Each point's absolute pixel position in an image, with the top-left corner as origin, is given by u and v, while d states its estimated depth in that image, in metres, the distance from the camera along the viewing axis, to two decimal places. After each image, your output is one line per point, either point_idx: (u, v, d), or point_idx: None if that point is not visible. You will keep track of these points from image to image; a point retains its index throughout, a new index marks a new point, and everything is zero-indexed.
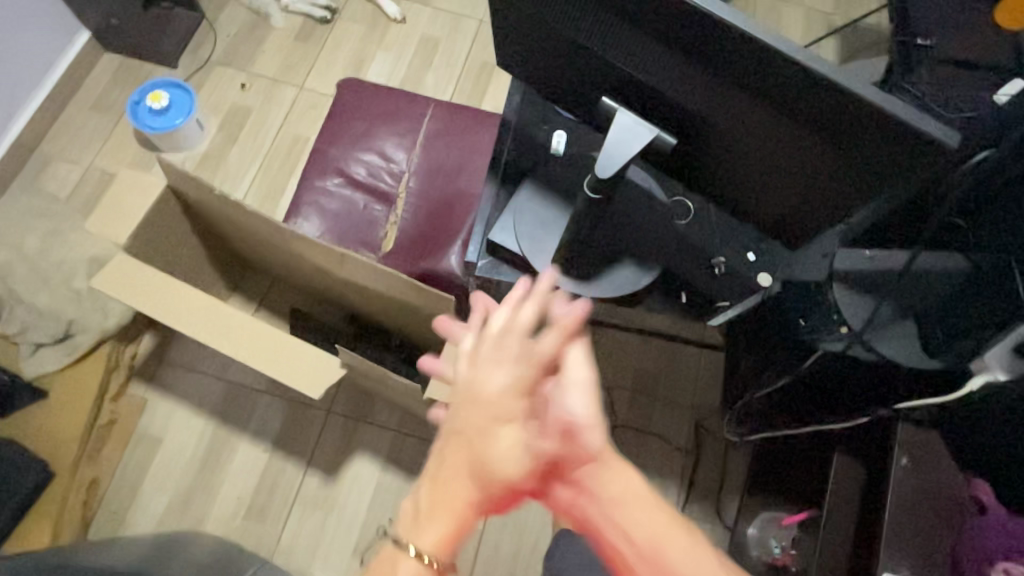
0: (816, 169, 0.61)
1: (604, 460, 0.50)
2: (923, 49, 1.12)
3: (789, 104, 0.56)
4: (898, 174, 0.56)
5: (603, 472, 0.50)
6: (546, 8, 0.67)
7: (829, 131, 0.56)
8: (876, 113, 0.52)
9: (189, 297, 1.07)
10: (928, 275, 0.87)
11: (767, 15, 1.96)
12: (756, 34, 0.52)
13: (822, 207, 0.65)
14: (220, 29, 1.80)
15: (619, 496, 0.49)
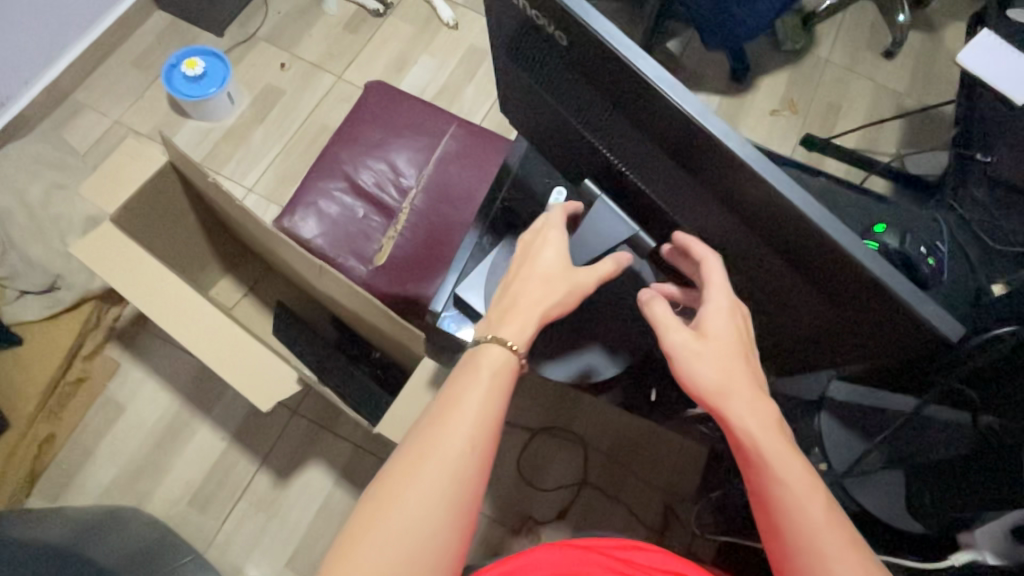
0: (802, 304, 0.56)
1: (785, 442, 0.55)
2: (984, 166, 1.06)
3: (780, 239, 0.50)
4: (889, 337, 0.50)
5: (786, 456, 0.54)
6: (542, 73, 0.61)
7: (818, 277, 0.50)
8: (871, 282, 0.46)
9: (164, 281, 1.04)
10: (930, 424, 0.91)
11: (834, 84, 1.85)
12: (752, 163, 0.46)
13: (807, 337, 0.61)
14: (272, 5, 1.79)
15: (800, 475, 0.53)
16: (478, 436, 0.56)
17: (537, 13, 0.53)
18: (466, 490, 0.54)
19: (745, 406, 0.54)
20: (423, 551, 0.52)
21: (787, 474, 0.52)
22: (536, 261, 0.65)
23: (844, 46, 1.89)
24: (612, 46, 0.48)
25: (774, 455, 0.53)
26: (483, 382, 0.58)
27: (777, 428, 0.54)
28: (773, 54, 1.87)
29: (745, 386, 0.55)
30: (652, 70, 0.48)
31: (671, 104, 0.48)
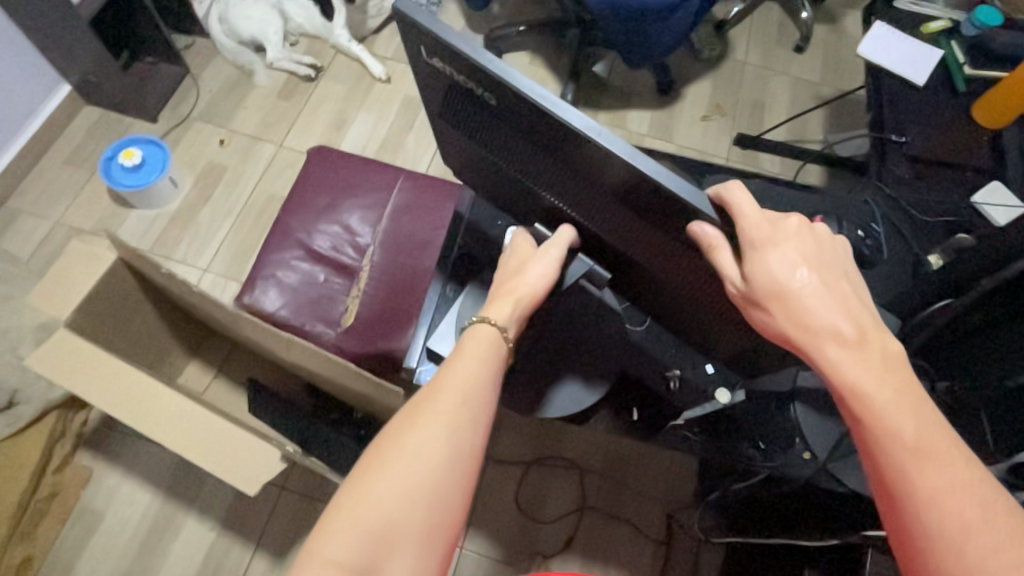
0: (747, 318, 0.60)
1: (878, 378, 0.49)
2: (899, 145, 1.10)
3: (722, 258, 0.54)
4: None
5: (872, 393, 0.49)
6: (475, 129, 0.64)
7: None
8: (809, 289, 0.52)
9: (129, 380, 1.02)
10: None
11: (755, 83, 1.95)
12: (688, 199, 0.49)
13: (760, 348, 0.64)
14: (203, 84, 1.80)
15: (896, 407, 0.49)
16: (471, 390, 0.58)
17: (461, 77, 0.56)
18: (463, 444, 0.55)
19: (853, 375, 0.50)
20: (414, 499, 0.51)
21: (910, 440, 0.48)
22: (514, 258, 0.70)
23: (757, 48, 2.00)
24: (538, 101, 0.51)
25: (896, 419, 0.48)
26: (475, 352, 0.61)
27: (903, 395, 0.49)
28: (693, 64, 1.96)
29: (860, 353, 0.50)
30: (577, 119, 0.50)
31: (600, 148, 0.50)
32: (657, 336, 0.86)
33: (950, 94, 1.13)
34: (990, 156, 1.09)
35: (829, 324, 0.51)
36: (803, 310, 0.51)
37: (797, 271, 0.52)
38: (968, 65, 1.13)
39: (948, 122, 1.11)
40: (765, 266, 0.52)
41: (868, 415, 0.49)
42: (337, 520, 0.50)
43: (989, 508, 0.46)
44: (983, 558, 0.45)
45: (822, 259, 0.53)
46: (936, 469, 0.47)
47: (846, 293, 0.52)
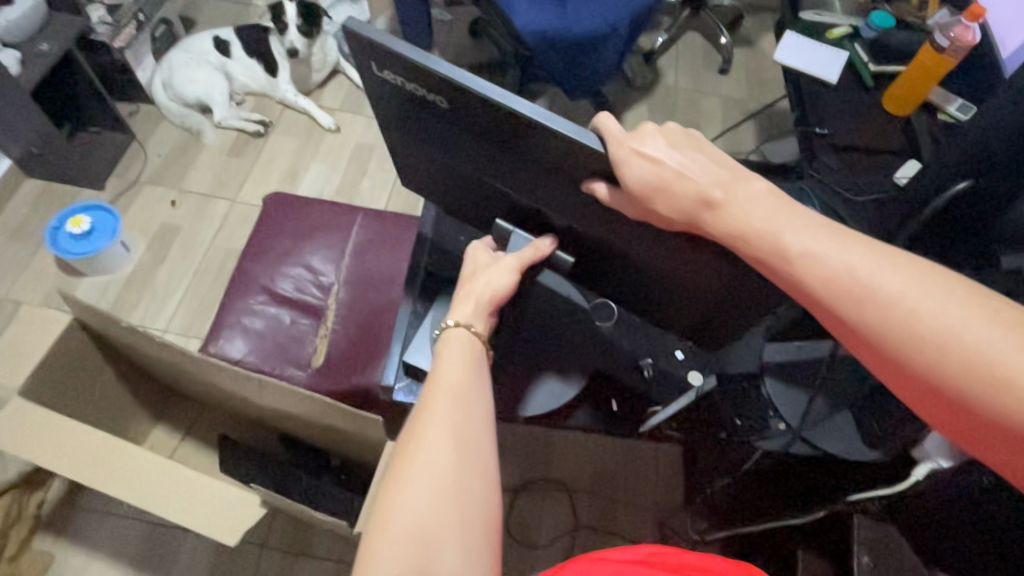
0: (708, 288, 0.64)
1: (775, 220, 0.52)
2: (824, 137, 1.19)
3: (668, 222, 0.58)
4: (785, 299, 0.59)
5: (781, 230, 0.52)
6: (433, 137, 0.67)
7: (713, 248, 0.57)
8: None
9: (92, 442, 0.97)
10: None
11: (687, 104, 2.07)
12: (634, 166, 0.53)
13: (723, 318, 0.68)
14: (151, 148, 1.80)
15: (803, 240, 0.51)
16: (462, 390, 0.59)
17: (415, 86, 0.60)
18: (471, 442, 0.55)
19: (748, 224, 0.53)
20: (441, 504, 0.51)
21: (826, 263, 0.50)
22: (468, 266, 0.72)
23: (684, 73, 2.14)
24: (489, 96, 0.54)
25: (820, 258, 0.51)
26: (456, 355, 0.63)
27: (804, 225, 0.52)
28: (628, 91, 2.08)
29: (752, 207, 0.53)
30: (527, 108, 0.54)
31: (550, 131, 0.54)
32: (627, 326, 0.87)
33: (861, 90, 1.24)
34: (904, 140, 1.19)
35: (713, 200, 0.54)
36: (677, 193, 0.54)
37: (661, 159, 0.54)
38: (872, 63, 1.25)
39: (863, 114, 1.22)
40: (641, 170, 0.53)
41: (783, 256, 0.52)
42: (377, 543, 0.49)
43: (942, 291, 0.47)
44: (965, 334, 0.45)
45: (681, 147, 0.57)
46: (880, 276, 0.48)
47: (711, 164, 0.56)
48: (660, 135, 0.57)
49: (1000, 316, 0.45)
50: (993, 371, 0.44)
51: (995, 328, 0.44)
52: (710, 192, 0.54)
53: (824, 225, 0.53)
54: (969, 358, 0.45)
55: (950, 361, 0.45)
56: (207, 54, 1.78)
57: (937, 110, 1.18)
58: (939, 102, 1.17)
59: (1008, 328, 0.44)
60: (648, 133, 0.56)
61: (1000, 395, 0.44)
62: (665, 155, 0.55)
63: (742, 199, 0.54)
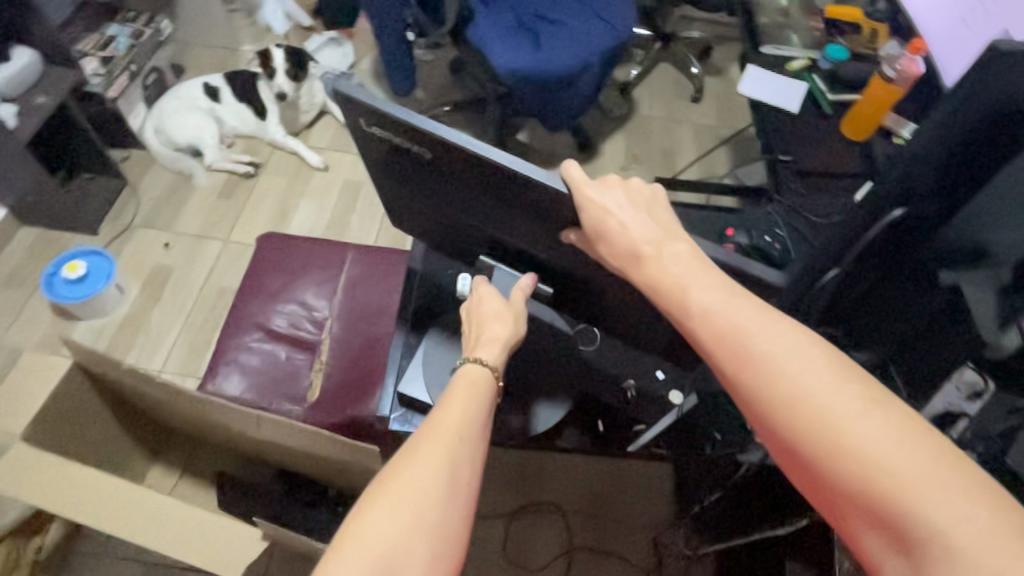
0: None
1: (683, 280, 0.55)
2: (788, 163, 1.26)
3: None
4: None
5: (685, 288, 0.54)
6: (420, 181, 0.73)
7: None
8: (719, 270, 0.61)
9: (93, 483, 1.00)
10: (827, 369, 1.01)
11: (662, 132, 2.16)
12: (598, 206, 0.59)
13: None
14: (143, 193, 1.84)
15: (706, 301, 0.53)
16: (466, 425, 0.61)
17: (398, 138, 0.65)
18: (462, 476, 0.57)
19: (662, 279, 0.56)
20: (419, 526, 0.53)
21: (717, 323, 0.52)
22: (481, 306, 0.75)
23: (658, 103, 2.23)
24: (466, 148, 0.60)
25: (719, 314, 0.52)
26: (466, 388, 0.65)
27: (712, 286, 0.54)
28: (605, 122, 2.17)
29: (671, 263, 0.56)
30: (502, 157, 0.59)
31: (524, 177, 0.59)
32: (609, 351, 0.91)
33: (821, 117, 1.32)
34: (863, 162, 1.26)
35: (644, 252, 0.58)
36: (623, 240, 0.58)
37: (617, 207, 0.59)
38: (830, 92, 1.33)
39: (825, 140, 1.29)
40: (599, 218, 0.59)
41: (684, 313, 0.54)
42: (343, 550, 0.51)
43: (814, 369, 0.47)
44: (824, 414, 0.45)
45: (640, 196, 0.61)
46: (764, 339, 0.49)
47: (664, 215, 0.60)
48: (622, 183, 0.61)
49: (868, 398, 0.46)
50: (846, 448, 0.44)
51: (858, 408, 0.45)
52: (647, 245, 0.58)
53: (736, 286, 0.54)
54: (823, 435, 0.45)
55: (814, 432, 0.46)
56: (197, 100, 1.84)
57: (892, 134, 1.24)
58: (894, 126, 1.23)
59: (872, 409, 0.45)
60: (612, 181, 0.61)
61: (848, 477, 0.44)
62: (624, 202, 0.60)
63: (667, 256, 0.57)
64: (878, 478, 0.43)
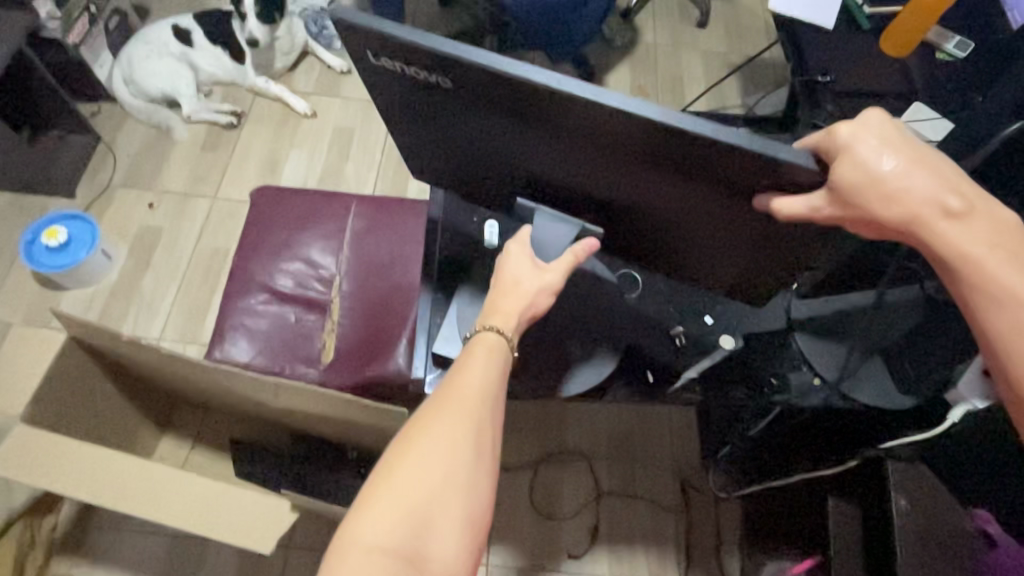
0: (754, 240, 0.62)
1: (973, 244, 0.51)
2: (826, 84, 1.18)
3: (694, 173, 0.56)
4: (825, 238, 0.58)
5: (970, 254, 0.52)
6: (442, 117, 0.64)
7: (748, 194, 0.56)
8: (784, 186, 0.53)
9: (107, 463, 0.94)
10: (897, 307, 0.86)
11: (668, 61, 2.03)
12: (659, 116, 0.51)
13: (763, 267, 0.67)
14: (119, 149, 1.71)
15: (990, 272, 0.51)
16: (488, 390, 0.57)
17: (417, 70, 0.57)
18: (486, 441, 0.55)
19: (956, 242, 0.52)
20: (450, 488, 0.52)
21: (1012, 291, 0.51)
22: (509, 267, 0.66)
23: (663, 29, 2.09)
24: (502, 70, 0.52)
25: (1012, 289, 0.51)
26: (485, 352, 0.60)
27: (1010, 257, 0.51)
28: (608, 52, 2.03)
29: (975, 228, 0.52)
30: (543, 76, 0.52)
31: (563, 94, 0.52)
32: (653, 295, 0.85)
33: (857, 34, 1.23)
34: (903, 81, 1.18)
35: (952, 209, 0.51)
36: (898, 196, 0.51)
37: (886, 160, 0.50)
38: (866, 5, 1.24)
39: (862, 58, 1.20)
40: (860, 177, 0.50)
41: (971, 273, 0.52)
42: (375, 502, 0.51)
43: None
44: None
45: (924, 149, 0.52)
46: (1007, 272, 0.51)
47: (955, 174, 0.52)
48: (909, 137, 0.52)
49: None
50: None
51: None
52: (936, 209, 0.51)
53: (970, 190, 0.52)
54: None
55: None
56: (167, 45, 1.67)
57: (935, 49, 1.20)
58: (937, 41, 1.19)
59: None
60: (889, 128, 0.51)
61: None
62: (901, 162, 0.51)
63: (962, 221, 0.52)
64: None
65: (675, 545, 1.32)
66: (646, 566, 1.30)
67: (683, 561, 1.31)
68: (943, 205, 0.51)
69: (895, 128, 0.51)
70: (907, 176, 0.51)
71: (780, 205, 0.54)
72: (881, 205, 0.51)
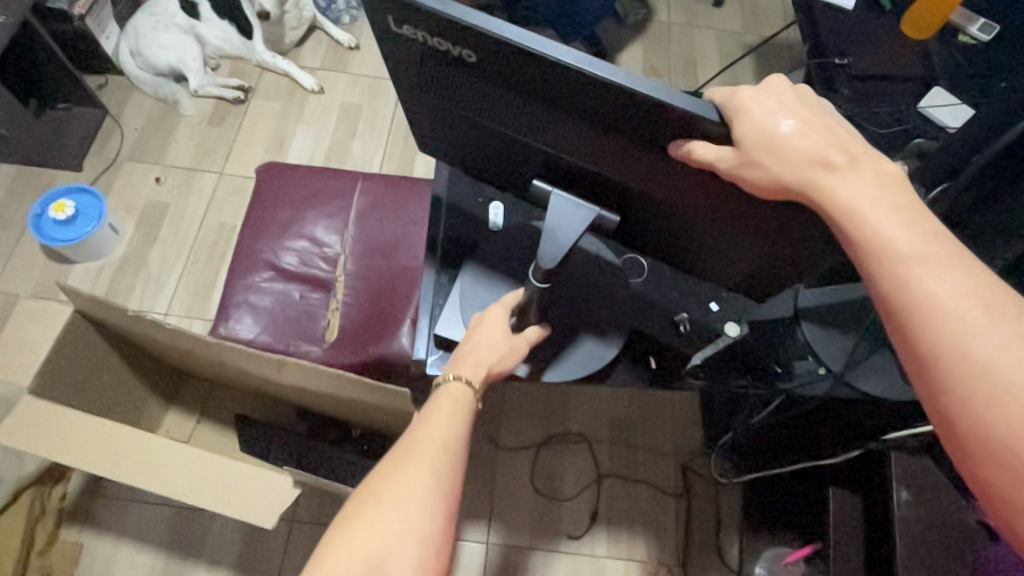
0: (767, 237, 0.60)
1: (862, 205, 0.46)
2: (843, 67, 1.16)
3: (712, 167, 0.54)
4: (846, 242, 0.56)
5: (859, 216, 0.46)
6: (455, 92, 0.62)
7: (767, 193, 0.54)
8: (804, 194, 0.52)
9: (112, 435, 0.95)
10: None
11: (682, 41, 1.99)
12: (678, 104, 0.49)
13: (775, 265, 0.65)
14: (126, 122, 1.71)
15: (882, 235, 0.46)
16: (451, 439, 0.59)
17: (437, 40, 0.55)
18: (446, 489, 0.55)
19: (846, 200, 0.47)
20: (405, 535, 0.52)
21: (901, 253, 0.45)
22: (481, 328, 0.72)
23: (678, 8, 2.04)
24: (520, 44, 0.50)
25: (904, 254, 0.45)
26: (450, 402, 0.62)
27: (906, 222, 0.46)
28: (620, 31, 1.99)
29: (869, 188, 0.47)
30: (563, 53, 0.50)
31: (578, 74, 0.50)
32: (658, 280, 0.85)
33: (877, 15, 1.21)
34: (923, 65, 1.15)
35: (833, 164, 0.47)
36: (787, 150, 0.48)
37: (783, 116, 0.49)
38: None
39: (881, 41, 1.18)
40: (756, 128, 0.48)
41: (859, 235, 0.46)
42: (331, 549, 0.51)
43: (995, 334, 0.42)
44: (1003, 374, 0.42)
45: (814, 109, 0.50)
46: (891, 224, 0.46)
47: (843, 134, 0.49)
48: (803, 99, 0.50)
49: (1000, 307, 0.43)
50: None
51: (981, 315, 0.43)
52: (822, 168, 0.48)
53: (859, 147, 0.49)
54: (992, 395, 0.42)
55: (950, 365, 0.43)
56: (174, 17, 1.65)
57: (959, 31, 1.16)
58: (962, 22, 1.15)
59: (997, 317, 0.43)
60: (780, 87, 0.50)
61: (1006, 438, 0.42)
62: (789, 119, 0.49)
63: (850, 178, 0.47)
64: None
65: (675, 530, 1.33)
66: (645, 550, 1.31)
67: (682, 546, 1.31)
68: (831, 162, 0.48)
69: (785, 87, 0.50)
70: (796, 131, 0.48)
71: (694, 146, 0.51)
72: (778, 163, 0.48)
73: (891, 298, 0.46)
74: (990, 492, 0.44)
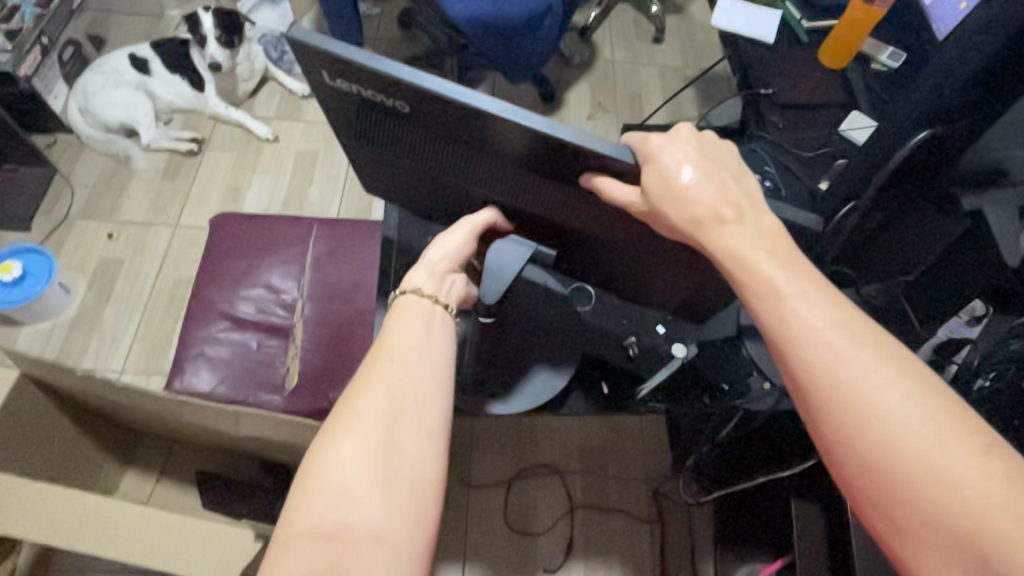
0: (695, 263, 0.63)
1: (745, 249, 0.49)
2: (770, 97, 1.24)
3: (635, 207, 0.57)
4: None
5: (745, 259, 0.49)
6: (394, 139, 0.65)
7: None
8: None
9: (61, 502, 0.92)
10: None
11: (626, 77, 2.08)
12: (593, 147, 0.52)
13: (707, 289, 0.68)
14: (76, 180, 1.69)
15: (767, 276, 0.48)
16: (406, 350, 0.57)
17: (371, 92, 0.58)
18: (405, 398, 0.54)
19: (730, 244, 0.50)
20: (368, 448, 0.51)
21: (781, 292, 0.48)
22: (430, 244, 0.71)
23: (620, 46, 2.14)
24: (445, 95, 0.53)
25: (785, 294, 0.48)
26: (408, 316, 0.60)
27: (785, 263, 0.49)
28: (567, 70, 2.07)
29: (753, 233, 0.50)
30: (487, 103, 0.52)
31: (501, 120, 0.52)
32: (603, 307, 0.88)
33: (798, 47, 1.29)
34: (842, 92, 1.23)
35: (723, 217, 0.51)
36: (684, 199, 0.51)
37: (683, 166, 0.51)
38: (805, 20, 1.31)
39: (803, 72, 1.26)
40: (661, 180, 0.51)
41: (743, 278, 0.49)
42: (302, 484, 0.51)
43: (862, 364, 0.45)
44: (870, 397, 0.44)
45: (709, 160, 0.53)
46: (770, 266, 0.49)
47: (733, 187, 0.52)
48: (704, 147, 0.54)
49: (866, 337, 0.46)
50: (922, 485, 0.42)
51: (848, 344, 0.46)
52: (714, 217, 0.51)
53: (746, 201, 0.52)
54: (859, 420, 0.45)
55: (823, 394, 0.46)
56: (124, 74, 1.67)
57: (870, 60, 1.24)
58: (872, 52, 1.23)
59: (862, 344, 0.46)
60: (685, 137, 0.53)
61: (875, 458, 0.44)
62: (688, 172, 0.51)
63: (737, 224, 0.50)
64: (896, 466, 0.43)
65: (650, 558, 1.32)
66: None
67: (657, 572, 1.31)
68: (721, 211, 0.51)
69: (687, 137, 0.53)
70: (700, 179, 0.52)
71: (606, 184, 0.55)
72: (675, 210, 0.52)
73: (775, 337, 0.48)
74: (864, 507, 0.46)
